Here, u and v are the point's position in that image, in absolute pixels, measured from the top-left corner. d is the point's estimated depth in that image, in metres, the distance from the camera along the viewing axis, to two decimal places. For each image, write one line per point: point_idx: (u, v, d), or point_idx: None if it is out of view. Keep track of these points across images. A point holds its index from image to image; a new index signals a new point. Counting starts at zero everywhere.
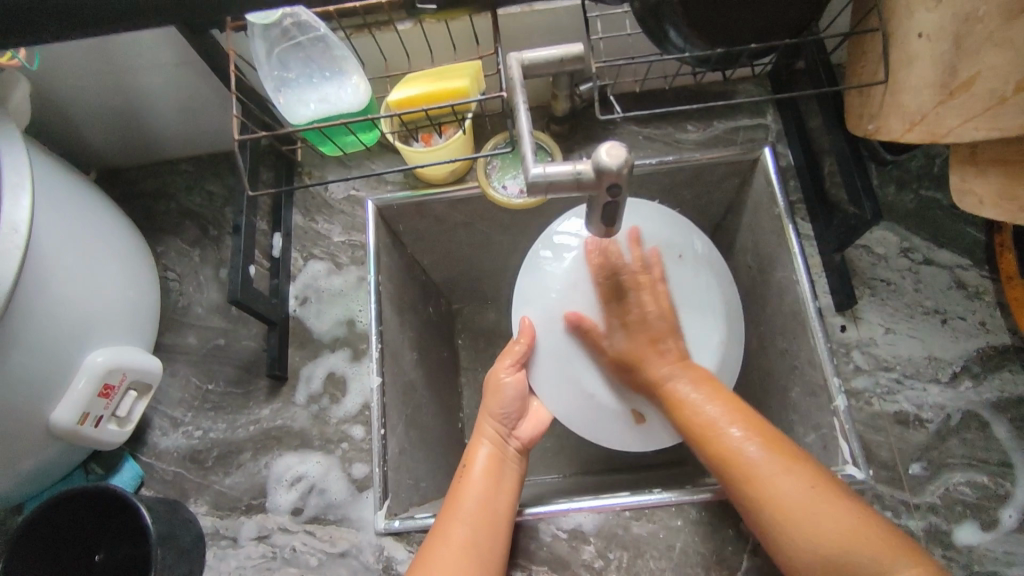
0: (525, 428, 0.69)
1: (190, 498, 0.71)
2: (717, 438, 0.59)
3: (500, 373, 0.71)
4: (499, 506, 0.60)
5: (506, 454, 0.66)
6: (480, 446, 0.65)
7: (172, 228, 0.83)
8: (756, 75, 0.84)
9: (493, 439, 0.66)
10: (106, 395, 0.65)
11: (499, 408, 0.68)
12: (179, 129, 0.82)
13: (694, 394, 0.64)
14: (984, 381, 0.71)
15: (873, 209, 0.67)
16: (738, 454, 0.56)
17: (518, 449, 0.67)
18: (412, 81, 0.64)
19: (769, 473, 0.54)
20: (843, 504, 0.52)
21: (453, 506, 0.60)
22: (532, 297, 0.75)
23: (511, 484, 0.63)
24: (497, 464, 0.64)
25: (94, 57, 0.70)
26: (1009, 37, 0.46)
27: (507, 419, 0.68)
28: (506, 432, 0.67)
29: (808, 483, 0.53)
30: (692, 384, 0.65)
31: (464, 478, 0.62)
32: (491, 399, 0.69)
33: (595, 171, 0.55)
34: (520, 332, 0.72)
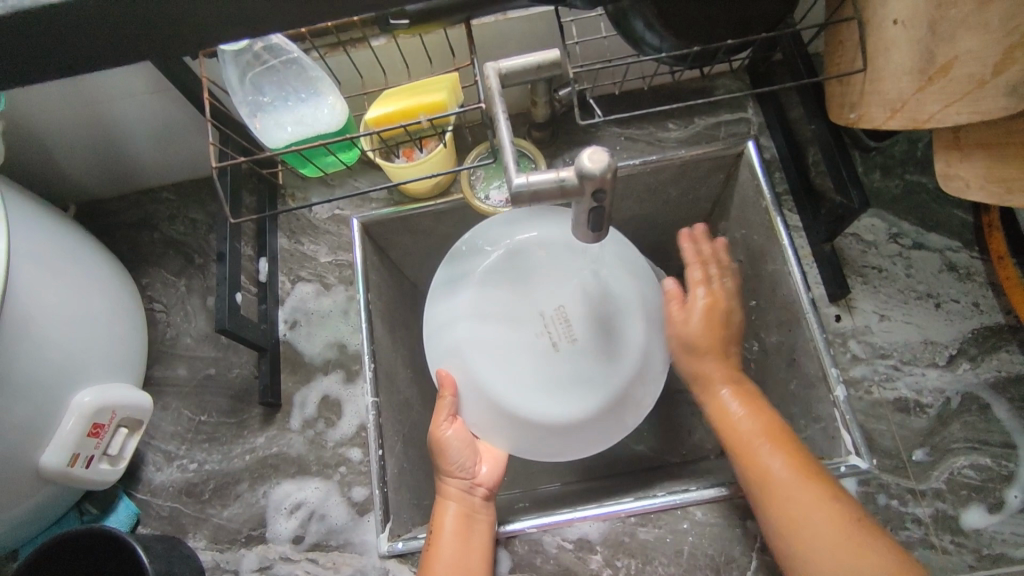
0: (485, 472, 0.69)
1: (189, 534, 0.69)
2: (756, 462, 0.61)
3: (439, 429, 0.69)
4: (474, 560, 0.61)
5: (472, 508, 0.65)
6: (445, 509, 0.64)
7: (155, 258, 0.82)
8: (734, 69, 0.84)
9: (457, 497, 0.65)
10: (96, 434, 0.64)
11: (450, 463, 0.67)
12: (158, 159, 0.82)
13: (741, 414, 0.65)
14: (982, 362, 0.70)
15: (861, 197, 0.67)
16: (767, 474, 0.59)
17: (484, 496, 0.67)
18: (389, 98, 0.64)
19: (804, 489, 0.57)
20: (871, 548, 0.54)
21: None
22: (445, 347, 0.75)
23: (482, 539, 0.63)
24: (463, 522, 0.63)
25: (68, 93, 0.69)
26: (984, 20, 0.45)
27: (464, 470, 0.67)
28: (467, 485, 0.67)
29: (836, 521, 0.55)
30: (738, 399, 0.67)
31: (433, 541, 0.62)
32: (439, 457, 0.68)
33: (578, 178, 0.54)
34: (441, 384, 0.71)
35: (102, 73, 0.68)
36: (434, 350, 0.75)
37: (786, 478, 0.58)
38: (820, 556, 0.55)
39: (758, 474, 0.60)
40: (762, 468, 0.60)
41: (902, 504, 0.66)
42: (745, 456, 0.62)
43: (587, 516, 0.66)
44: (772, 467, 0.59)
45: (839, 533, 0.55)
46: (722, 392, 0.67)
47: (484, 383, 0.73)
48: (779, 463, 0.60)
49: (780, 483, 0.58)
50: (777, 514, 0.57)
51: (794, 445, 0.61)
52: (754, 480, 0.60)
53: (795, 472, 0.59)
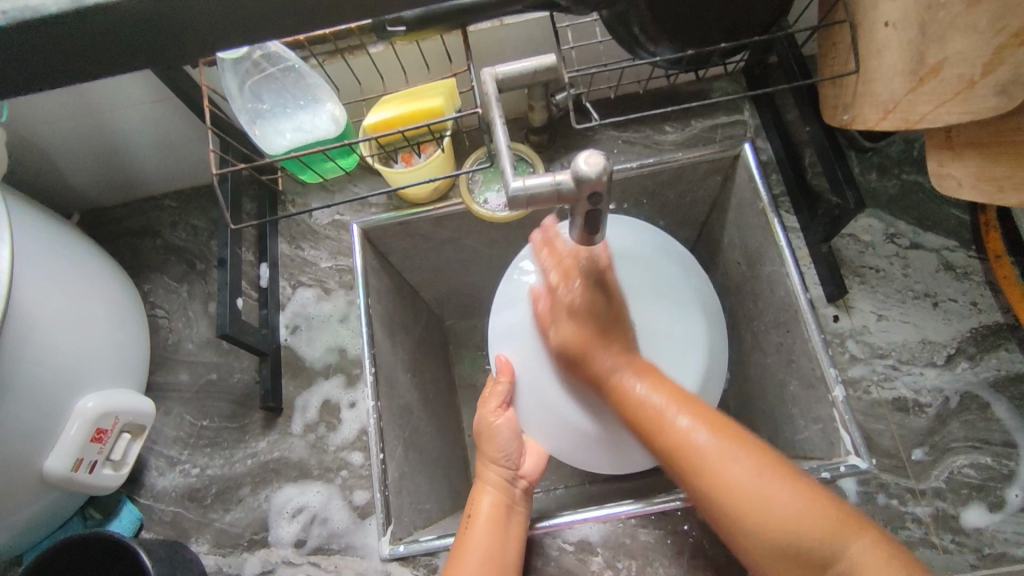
0: (527, 464, 0.69)
1: (192, 538, 0.70)
2: (670, 430, 0.59)
3: (490, 417, 0.71)
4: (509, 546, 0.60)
5: (511, 500, 0.65)
6: (483, 494, 0.65)
7: (157, 265, 0.82)
8: (729, 72, 0.85)
9: (498, 484, 0.66)
10: (99, 440, 0.64)
11: (497, 451, 0.68)
12: (159, 167, 0.82)
13: (639, 386, 0.62)
14: (980, 361, 0.70)
15: (856, 197, 0.68)
16: (689, 443, 0.57)
17: (524, 489, 0.67)
18: (388, 104, 0.64)
19: (717, 447, 0.56)
20: (792, 483, 0.53)
21: (456, 561, 0.59)
22: (505, 335, 0.76)
23: (517, 529, 0.63)
24: (502, 510, 0.63)
25: (71, 102, 0.70)
26: (971, 22, 0.46)
27: (508, 461, 0.68)
28: (509, 475, 0.67)
29: (755, 469, 0.54)
30: (637, 377, 0.63)
31: (469, 524, 0.62)
32: (486, 444, 0.69)
33: (574, 181, 0.55)
34: (498, 370, 0.73)
35: (103, 82, 0.68)
36: (495, 337, 0.77)
37: (710, 445, 0.57)
38: (756, 505, 0.53)
39: (694, 468, 0.56)
40: (685, 444, 0.57)
41: (902, 504, 0.66)
42: (673, 455, 0.58)
43: (589, 517, 0.66)
44: (682, 429, 0.58)
45: (772, 476, 0.54)
46: (620, 373, 0.64)
47: (540, 377, 0.73)
48: (688, 425, 0.58)
49: (702, 449, 0.56)
50: (709, 501, 0.55)
51: (710, 411, 0.60)
52: (687, 471, 0.57)
53: (712, 434, 0.57)
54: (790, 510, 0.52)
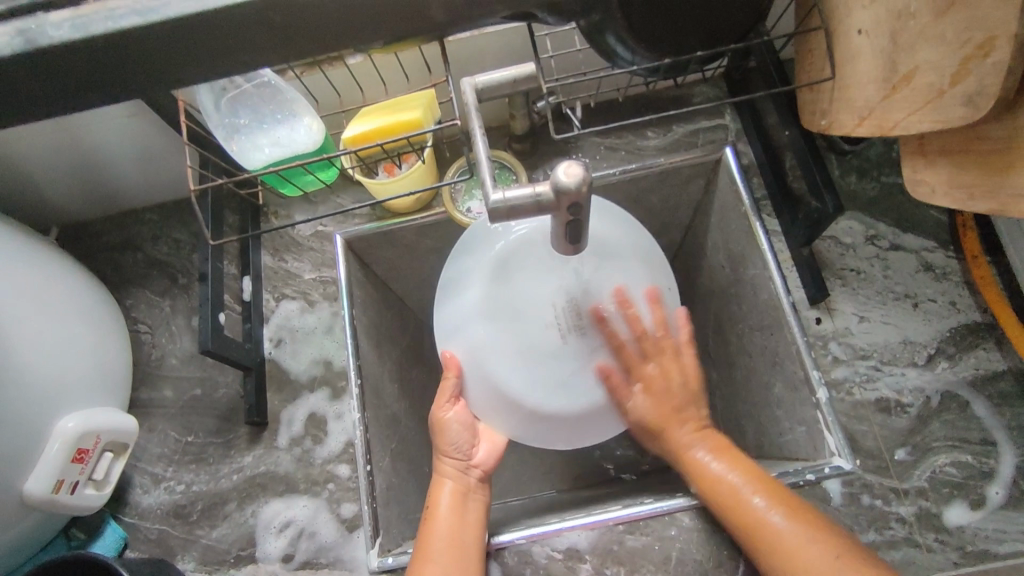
0: (482, 454, 0.70)
1: (178, 556, 0.69)
2: (742, 508, 0.58)
3: (440, 412, 0.70)
4: (473, 534, 0.62)
5: (467, 487, 0.66)
6: (441, 486, 0.66)
7: (139, 280, 0.82)
8: (709, 77, 0.85)
9: (454, 475, 0.67)
10: (80, 460, 0.64)
11: (449, 443, 0.68)
12: (137, 179, 0.81)
13: (716, 463, 0.63)
14: (959, 361, 0.71)
15: (835, 202, 0.68)
16: (763, 521, 0.57)
17: (478, 478, 0.68)
18: (366, 117, 0.64)
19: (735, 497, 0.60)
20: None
21: (424, 547, 0.60)
22: (454, 331, 0.73)
23: (476, 516, 0.64)
24: (459, 499, 0.64)
25: (47, 118, 0.70)
26: (940, 32, 0.47)
27: (461, 451, 0.68)
28: (463, 465, 0.68)
29: (831, 553, 0.55)
30: (713, 454, 0.65)
31: (430, 517, 0.63)
32: (438, 437, 0.69)
33: (553, 192, 0.55)
34: (446, 367, 0.71)
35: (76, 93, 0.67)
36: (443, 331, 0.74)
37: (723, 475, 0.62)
38: None
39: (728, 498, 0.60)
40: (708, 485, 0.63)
41: (886, 504, 0.66)
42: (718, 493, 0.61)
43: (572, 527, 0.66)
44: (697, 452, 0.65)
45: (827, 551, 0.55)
46: (695, 448, 0.65)
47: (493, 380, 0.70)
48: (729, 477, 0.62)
49: (781, 532, 0.56)
50: (758, 549, 0.57)
51: (770, 479, 0.61)
52: (744, 532, 0.57)
53: (789, 518, 0.57)
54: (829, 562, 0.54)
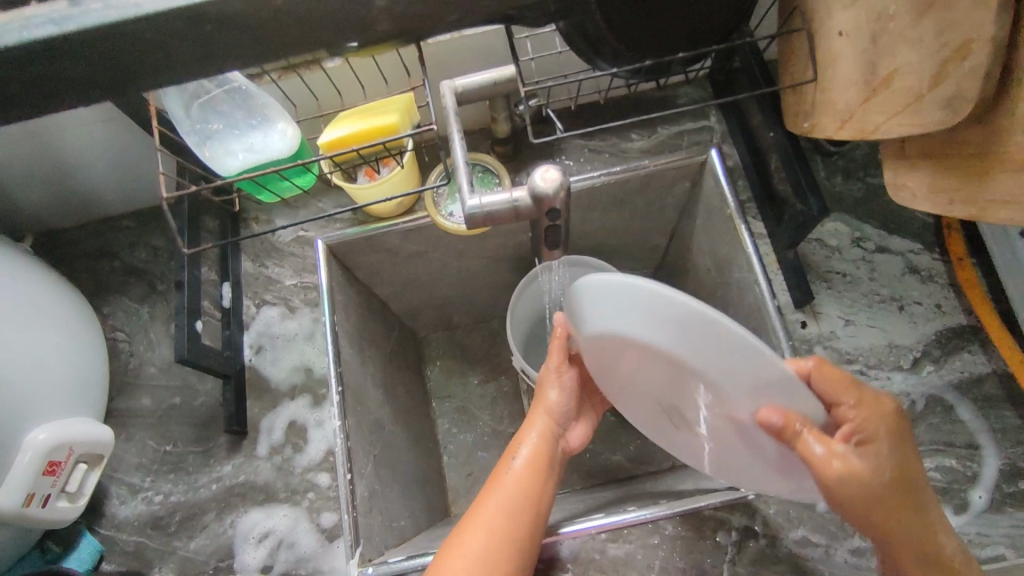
0: (576, 432, 0.70)
1: (154, 568, 0.68)
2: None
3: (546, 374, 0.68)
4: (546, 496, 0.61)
5: (552, 452, 0.65)
6: (530, 432, 0.66)
7: (117, 287, 0.80)
8: (694, 79, 0.85)
9: (544, 432, 0.66)
10: (53, 472, 0.62)
11: (556, 406, 0.68)
12: (114, 184, 0.80)
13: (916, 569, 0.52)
14: (944, 364, 0.71)
15: (818, 205, 0.68)
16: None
17: (563, 448, 0.68)
18: (342, 121, 0.63)
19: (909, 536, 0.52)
20: None
21: (474, 512, 0.59)
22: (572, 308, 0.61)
23: (551, 486, 0.63)
24: (541, 462, 0.63)
25: (18, 124, 0.68)
26: (919, 35, 0.46)
27: (561, 416, 0.68)
28: (557, 431, 0.68)
29: None
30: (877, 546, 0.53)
31: (504, 467, 0.63)
32: (541, 397, 0.68)
33: (532, 198, 0.54)
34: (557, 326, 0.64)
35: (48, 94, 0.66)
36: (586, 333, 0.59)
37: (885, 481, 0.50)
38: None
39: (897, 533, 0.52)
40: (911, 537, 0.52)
41: None
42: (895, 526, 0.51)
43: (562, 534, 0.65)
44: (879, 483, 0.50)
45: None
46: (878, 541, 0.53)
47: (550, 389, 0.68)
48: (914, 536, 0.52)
49: None
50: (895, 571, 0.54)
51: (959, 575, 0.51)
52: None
53: None
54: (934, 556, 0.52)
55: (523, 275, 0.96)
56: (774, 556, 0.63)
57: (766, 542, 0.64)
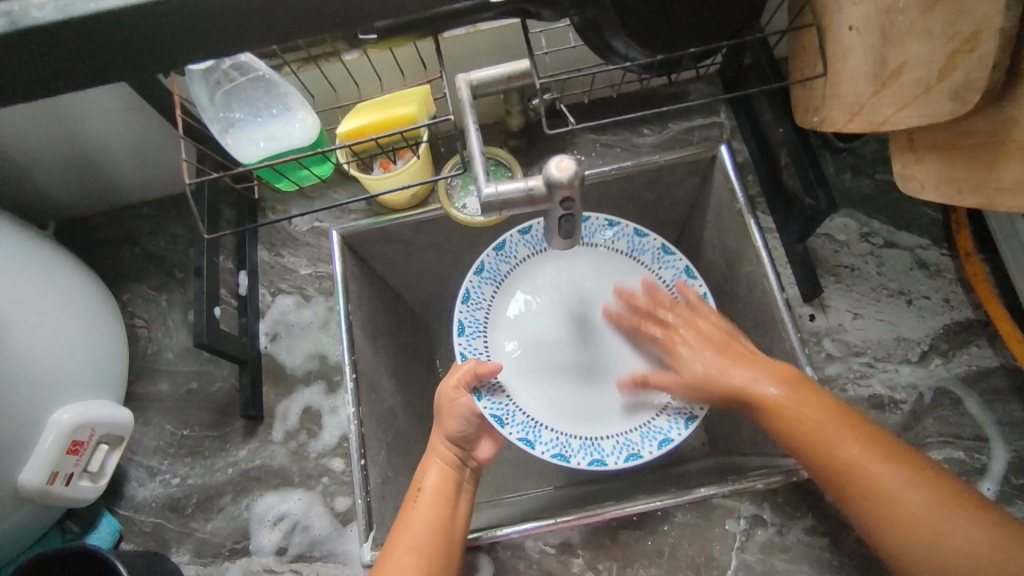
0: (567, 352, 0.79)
1: (172, 549, 0.69)
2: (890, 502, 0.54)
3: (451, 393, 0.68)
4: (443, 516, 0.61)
5: (461, 477, 0.65)
6: (433, 465, 0.65)
7: (136, 274, 0.82)
8: (705, 75, 0.86)
9: (447, 460, 0.66)
10: (75, 451, 0.64)
11: (455, 428, 0.67)
12: (135, 173, 0.82)
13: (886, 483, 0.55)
14: (952, 357, 0.72)
15: (827, 199, 0.69)
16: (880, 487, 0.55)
17: (473, 470, 0.68)
18: (361, 112, 0.64)
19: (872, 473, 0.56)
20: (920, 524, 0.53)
21: (401, 531, 0.60)
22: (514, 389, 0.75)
23: (464, 505, 0.64)
24: (450, 486, 0.63)
25: (45, 113, 0.70)
26: (927, 27, 0.47)
27: (465, 440, 0.67)
28: (463, 455, 0.67)
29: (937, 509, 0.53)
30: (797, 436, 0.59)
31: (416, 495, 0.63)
32: (446, 418, 0.67)
33: (546, 186, 0.56)
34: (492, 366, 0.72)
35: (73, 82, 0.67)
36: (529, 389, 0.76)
37: (790, 400, 0.61)
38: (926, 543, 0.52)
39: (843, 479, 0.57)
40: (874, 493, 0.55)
41: None
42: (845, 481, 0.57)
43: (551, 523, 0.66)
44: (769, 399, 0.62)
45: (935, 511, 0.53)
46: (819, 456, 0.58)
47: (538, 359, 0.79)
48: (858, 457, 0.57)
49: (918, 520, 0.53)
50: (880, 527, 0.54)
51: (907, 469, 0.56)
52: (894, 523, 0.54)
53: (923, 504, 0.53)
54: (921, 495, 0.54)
55: None
56: (782, 544, 0.64)
57: (774, 531, 0.65)
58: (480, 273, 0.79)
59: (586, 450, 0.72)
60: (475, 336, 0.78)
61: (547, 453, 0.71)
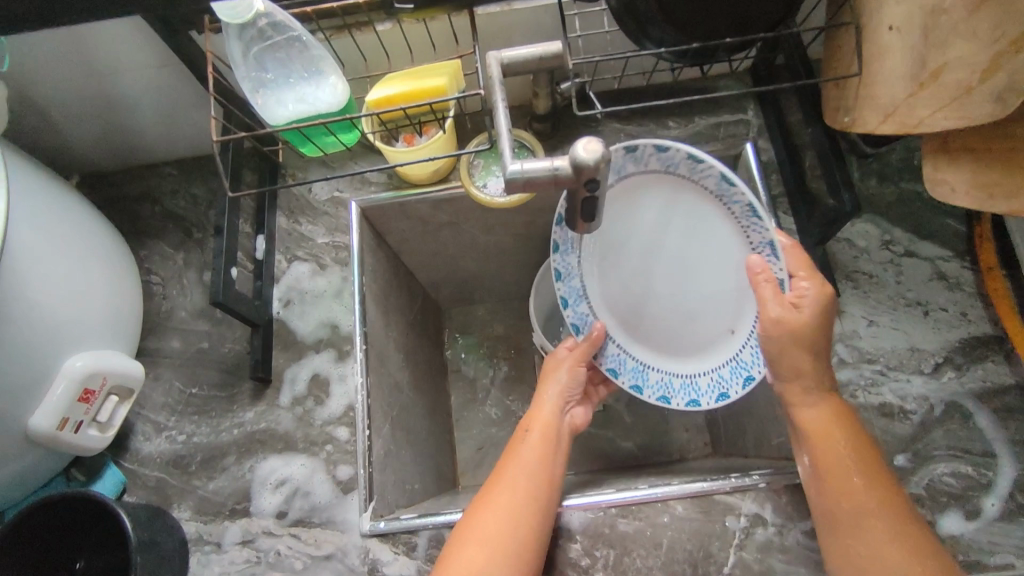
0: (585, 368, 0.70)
1: (174, 504, 0.70)
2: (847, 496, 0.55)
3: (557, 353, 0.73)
4: (563, 404, 0.69)
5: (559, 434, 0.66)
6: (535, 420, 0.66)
7: (154, 232, 0.83)
8: (735, 71, 0.85)
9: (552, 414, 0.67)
10: (86, 400, 0.64)
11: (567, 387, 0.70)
12: (156, 129, 0.81)
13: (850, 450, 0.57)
14: (966, 372, 0.71)
15: (852, 202, 0.67)
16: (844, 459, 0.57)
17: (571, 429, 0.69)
18: (390, 81, 0.64)
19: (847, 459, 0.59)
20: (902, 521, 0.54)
21: (497, 482, 0.60)
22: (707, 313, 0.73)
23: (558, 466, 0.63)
24: (550, 438, 0.65)
25: (75, 62, 0.70)
26: (972, 28, 0.46)
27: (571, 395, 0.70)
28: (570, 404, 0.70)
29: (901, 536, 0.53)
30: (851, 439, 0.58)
31: (514, 454, 0.63)
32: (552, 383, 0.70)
33: (573, 167, 0.55)
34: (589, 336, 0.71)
35: (103, 30, 0.67)
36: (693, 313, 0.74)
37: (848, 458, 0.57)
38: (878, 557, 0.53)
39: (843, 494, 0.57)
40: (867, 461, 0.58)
41: None
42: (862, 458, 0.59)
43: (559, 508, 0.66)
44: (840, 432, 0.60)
45: (887, 515, 0.54)
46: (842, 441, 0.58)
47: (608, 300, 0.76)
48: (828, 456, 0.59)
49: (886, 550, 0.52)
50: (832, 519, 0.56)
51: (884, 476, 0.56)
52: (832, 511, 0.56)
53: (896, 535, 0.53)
54: (883, 529, 0.53)
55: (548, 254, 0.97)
56: (781, 544, 0.64)
57: (774, 531, 0.64)
58: (559, 249, 0.72)
59: (659, 386, 0.74)
60: (575, 280, 0.74)
61: (626, 382, 0.75)
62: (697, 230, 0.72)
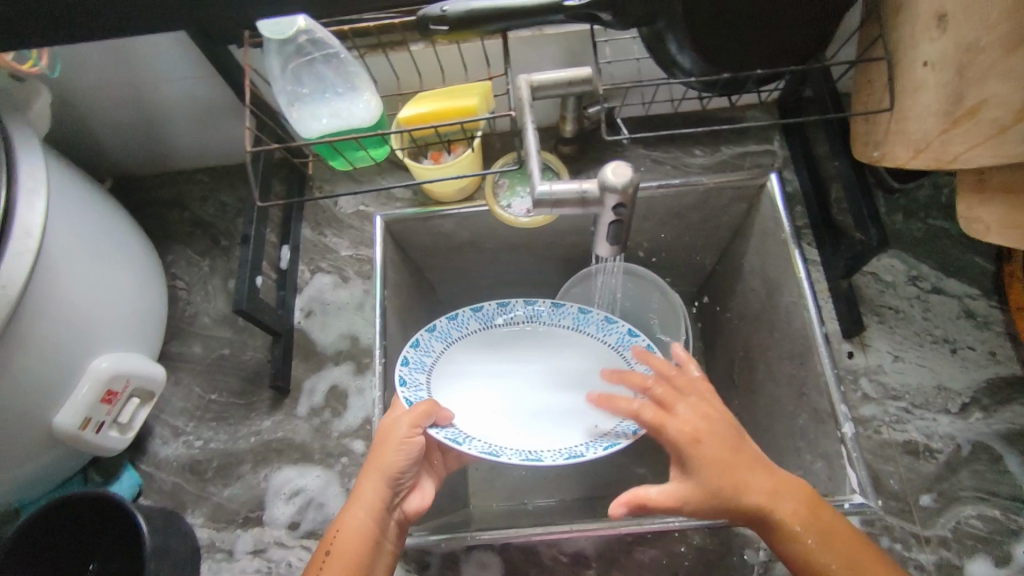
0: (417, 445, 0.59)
1: (188, 509, 0.70)
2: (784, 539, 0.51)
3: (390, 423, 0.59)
4: (386, 501, 0.57)
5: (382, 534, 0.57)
6: (357, 507, 0.56)
7: (182, 238, 0.84)
8: (762, 102, 0.85)
9: (377, 508, 0.56)
10: (109, 401, 0.65)
11: (393, 473, 0.57)
12: (190, 139, 0.83)
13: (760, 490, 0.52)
14: (995, 414, 0.69)
15: (880, 235, 0.67)
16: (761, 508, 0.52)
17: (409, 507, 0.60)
18: (422, 100, 0.65)
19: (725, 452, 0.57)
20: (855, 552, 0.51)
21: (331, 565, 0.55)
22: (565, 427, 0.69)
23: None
24: (365, 545, 0.55)
25: (116, 71, 0.72)
26: (1010, 67, 0.46)
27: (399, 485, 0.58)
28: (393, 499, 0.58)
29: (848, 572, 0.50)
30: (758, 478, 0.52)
31: (348, 516, 0.57)
32: (383, 457, 0.58)
33: (600, 190, 0.56)
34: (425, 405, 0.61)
35: (151, 41, 0.69)
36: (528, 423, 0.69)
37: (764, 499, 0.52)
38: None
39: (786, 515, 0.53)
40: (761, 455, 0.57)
41: (905, 549, 0.64)
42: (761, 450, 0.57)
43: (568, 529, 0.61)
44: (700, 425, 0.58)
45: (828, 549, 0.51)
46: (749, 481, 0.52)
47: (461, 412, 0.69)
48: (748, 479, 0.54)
49: None
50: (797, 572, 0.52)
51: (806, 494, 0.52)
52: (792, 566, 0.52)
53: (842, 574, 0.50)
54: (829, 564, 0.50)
55: (569, 275, 0.97)
56: None
57: None
58: (414, 351, 0.69)
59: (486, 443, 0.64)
60: (418, 376, 0.69)
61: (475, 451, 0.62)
62: (590, 345, 0.75)
